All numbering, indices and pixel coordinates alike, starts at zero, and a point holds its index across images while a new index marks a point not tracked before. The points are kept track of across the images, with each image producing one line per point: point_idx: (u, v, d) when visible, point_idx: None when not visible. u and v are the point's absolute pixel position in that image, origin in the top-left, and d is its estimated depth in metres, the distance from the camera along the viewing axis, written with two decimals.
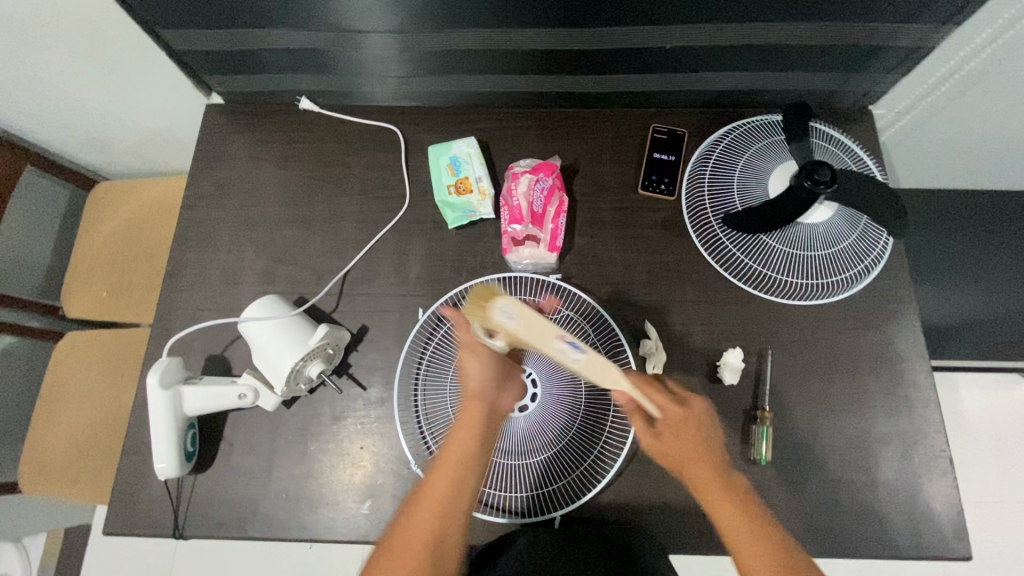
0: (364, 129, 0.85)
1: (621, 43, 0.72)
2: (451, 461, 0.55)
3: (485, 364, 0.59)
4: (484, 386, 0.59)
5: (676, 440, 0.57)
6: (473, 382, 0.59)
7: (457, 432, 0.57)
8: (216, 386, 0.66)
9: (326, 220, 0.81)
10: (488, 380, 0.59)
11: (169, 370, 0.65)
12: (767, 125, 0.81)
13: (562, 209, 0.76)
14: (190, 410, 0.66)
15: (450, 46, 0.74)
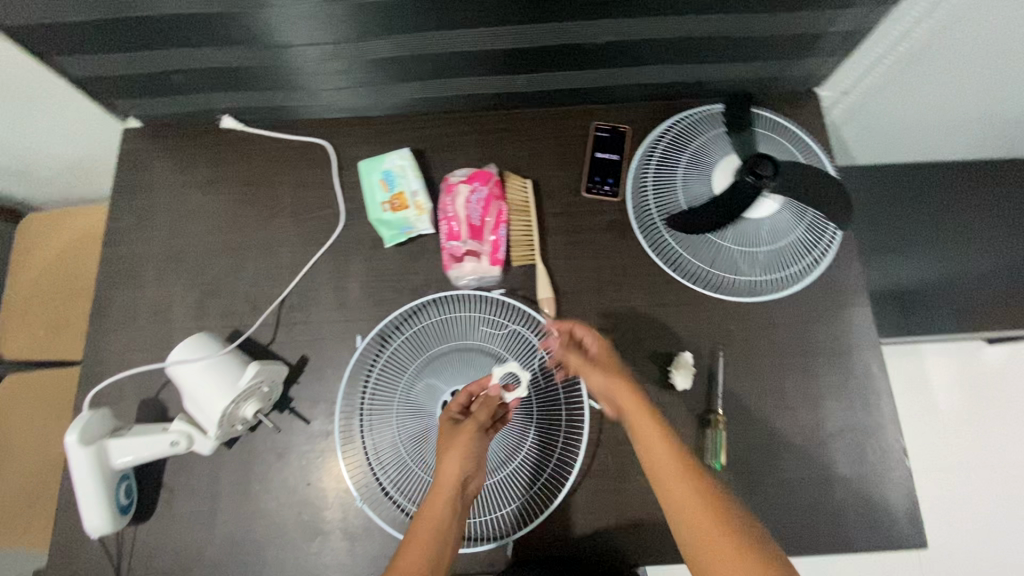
0: (293, 147, 0.81)
1: (548, 42, 0.69)
2: (419, 538, 0.55)
3: (465, 455, 0.58)
4: (468, 468, 0.59)
5: (617, 397, 0.59)
6: (447, 469, 0.58)
7: (426, 510, 0.57)
8: (144, 436, 0.63)
9: (258, 246, 0.77)
10: (464, 463, 0.58)
11: (91, 425, 0.61)
12: (712, 116, 0.78)
13: (502, 218, 0.73)
14: (118, 464, 0.62)
15: (373, 56, 0.70)
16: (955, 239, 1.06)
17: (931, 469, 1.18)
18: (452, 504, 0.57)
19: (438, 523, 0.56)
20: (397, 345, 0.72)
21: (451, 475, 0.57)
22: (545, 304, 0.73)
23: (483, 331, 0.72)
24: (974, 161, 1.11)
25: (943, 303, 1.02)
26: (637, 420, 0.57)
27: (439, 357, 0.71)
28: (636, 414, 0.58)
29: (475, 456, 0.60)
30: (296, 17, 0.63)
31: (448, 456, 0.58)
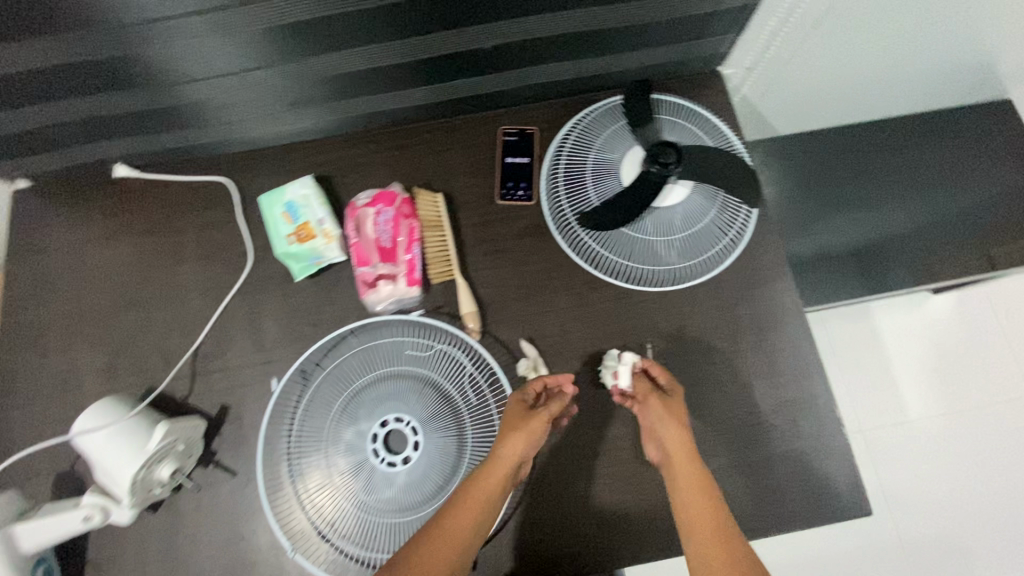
0: (194, 188, 0.78)
1: (433, 52, 0.67)
2: (466, 510, 0.54)
3: (531, 439, 0.58)
4: (530, 448, 0.58)
5: (668, 438, 0.59)
6: (512, 448, 0.57)
7: (479, 484, 0.56)
8: (53, 516, 0.59)
9: (166, 295, 0.74)
10: (529, 446, 0.58)
11: None
12: (619, 106, 0.77)
13: (414, 236, 0.70)
14: (26, 549, 0.59)
15: (257, 85, 0.67)
16: (857, 210, 1.14)
17: (890, 424, 1.19)
18: (502, 486, 0.56)
19: (486, 497, 0.55)
20: (320, 382, 0.69)
21: (509, 455, 0.56)
22: (469, 319, 0.70)
23: (407, 354, 0.69)
24: (876, 122, 1.17)
25: (848, 260, 1.12)
26: (683, 467, 0.57)
27: (365, 387, 0.68)
28: (686, 463, 0.58)
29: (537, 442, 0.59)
30: (164, 54, 0.60)
31: (513, 435, 0.57)
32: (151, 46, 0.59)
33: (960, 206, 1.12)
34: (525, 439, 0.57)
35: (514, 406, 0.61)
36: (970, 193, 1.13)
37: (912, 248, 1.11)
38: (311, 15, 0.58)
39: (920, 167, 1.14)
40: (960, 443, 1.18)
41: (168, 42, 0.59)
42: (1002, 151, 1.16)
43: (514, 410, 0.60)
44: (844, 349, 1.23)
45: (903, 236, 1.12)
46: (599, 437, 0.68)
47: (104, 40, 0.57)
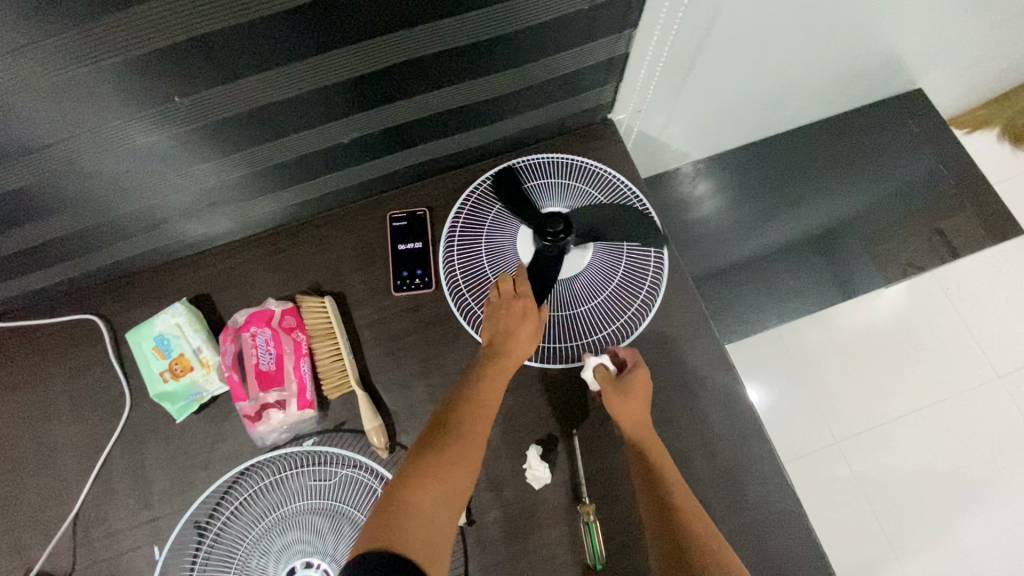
0: (59, 330, 0.71)
1: (292, 155, 0.63)
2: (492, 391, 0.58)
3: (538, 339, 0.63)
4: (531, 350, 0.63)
5: (632, 417, 0.60)
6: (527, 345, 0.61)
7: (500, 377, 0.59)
8: None
9: (37, 457, 0.66)
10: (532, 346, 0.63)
11: None
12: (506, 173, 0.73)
13: (300, 352, 0.64)
14: None
15: (106, 214, 0.62)
16: (773, 216, 1.18)
17: (866, 430, 1.14)
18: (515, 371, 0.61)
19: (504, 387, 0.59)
20: (216, 535, 0.61)
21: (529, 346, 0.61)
22: (373, 433, 0.63)
23: (309, 487, 0.62)
24: (788, 133, 1.17)
25: (768, 274, 1.15)
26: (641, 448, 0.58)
27: (264, 532, 0.61)
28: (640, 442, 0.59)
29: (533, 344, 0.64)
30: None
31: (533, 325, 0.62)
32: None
33: (872, 199, 1.17)
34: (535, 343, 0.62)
35: (523, 308, 0.62)
36: (881, 185, 1.17)
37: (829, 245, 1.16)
38: (138, 140, 0.53)
39: (824, 175, 1.18)
40: (941, 440, 1.13)
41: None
42: (916, 141, 1.17)
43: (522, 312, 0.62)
44: (808, 357, 1.19)
45: (821, 231, 1.17)
46: (532, 543, 0.61)
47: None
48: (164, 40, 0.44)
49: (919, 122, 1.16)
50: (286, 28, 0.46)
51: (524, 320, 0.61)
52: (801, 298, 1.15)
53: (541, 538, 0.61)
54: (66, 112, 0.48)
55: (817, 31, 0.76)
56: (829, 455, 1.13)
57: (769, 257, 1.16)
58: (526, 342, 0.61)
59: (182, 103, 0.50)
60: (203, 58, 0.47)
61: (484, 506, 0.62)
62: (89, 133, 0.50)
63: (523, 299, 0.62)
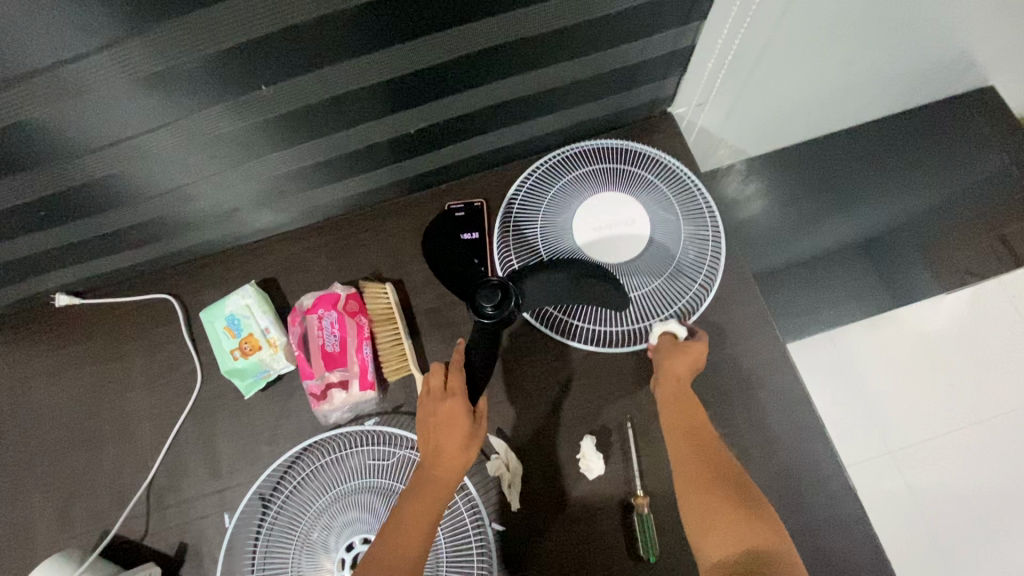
0: (136, 309, 0.75)
1: (362, 145, 0.65)
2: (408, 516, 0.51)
3: (461, 438, 0.55)
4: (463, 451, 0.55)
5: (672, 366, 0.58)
6: (445, 449, 0.54)
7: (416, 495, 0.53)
8: None
9: (117, 427, 0.70)
10: (459, 449, 0.55)
11: None
12: (564, 158, 0.73)
13: (362, 336, 0.66)
14: None
15: (187, 199, 0.65)
16: (826, 217, 1.15)
17: (922, 441, 1.10)
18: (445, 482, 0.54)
19: (422, 504, 0.52)
20: (279, 507, 0.64)
21: (447, 449, 0.54)
22: None
23: (369, 465, 0.64)
24: (846, 131, 1.14)
25: (820, 275, 1.13)
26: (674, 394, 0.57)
27: (325, 506, 0.63)
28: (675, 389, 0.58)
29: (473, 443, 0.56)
30: (82, 185, 0.58)
31: (447, 424, 0.56)
32: (65, 180, 0.56)
33: (931, 201, 1.13)
34: (466, 455, 0.55)
35: (447, 410, 0.56)
36: (944, 188, 1.13)
37: (885, 248, 1.13)
38: (225, 129, 0.56)
39: (884, 173, 1.14)
40: (1004, 455, 1.08)
41: (82, 173, 0.56)
42: (984, 141, 1.12)
43: (448, 414, 0.56)
44: (862, 362, 1.14)
45: (870, 238, 1.13)
46: (585, 532, 0.61)
47: (15, 182, 0.55)
48: (259, 31, 0.46)
49: (987, 121, 1.11)
50: (371, 20, 0.48)
51: (446, 427, 0.55)
52: (851, 301, 1.13)
53: (594, 527, 0.61)
54: (164, 101, 0.51)
55: (887, 26, 0.74)
56: (881, 463, 1.10)
57: (822, 257, 1.13)
58: (455, 453, 0.54)
59: (267, 94, 0.53)
60: (292, 48, 0.49)
61: (537, 493, 0.63)
62: (181, 120, 0.53)
63: (449, 397, 0.57)
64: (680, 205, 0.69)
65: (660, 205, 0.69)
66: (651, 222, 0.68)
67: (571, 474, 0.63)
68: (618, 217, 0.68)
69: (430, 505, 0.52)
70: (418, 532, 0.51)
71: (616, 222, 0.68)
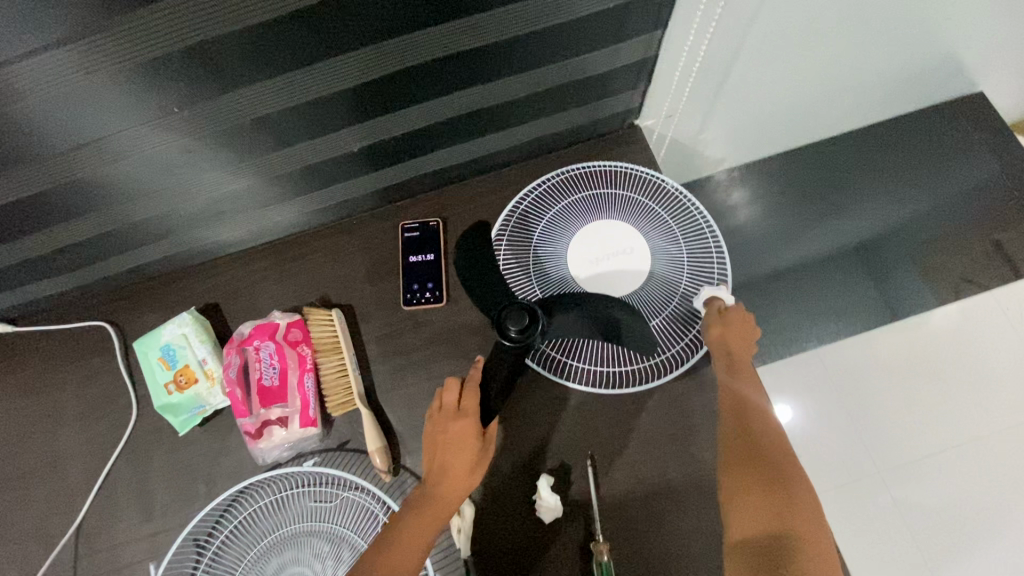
0: (72, 337, 0.71)
1: (303, 163, 0.60)
2: (412, 530, 0.49)
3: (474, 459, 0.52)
4: (473, 473, 0.52)
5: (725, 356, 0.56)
6: (456, 465, 0.52)
7: (421, 508, 0.50)
8: None
9: (47, 464, 0.66)
10: (471, 468, 0.52)
11: None
12: (558, 181, 0.67)
13: (302, 368, 0.62)
14: None
15: (117, 223, 0.61)
16: (811, 227, 1.11)
17: (912, 461, 1.05)
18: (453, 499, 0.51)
19: (428, 520, 0.49)
20: (214, 553, 0.60)
21: (459, 467, 0.52)
22: (375, 455, 0.60)
23: (310, 508, 0.59)
24: (831, 140, 1.10)
25: (805, 289, 1.09)
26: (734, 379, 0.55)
27: (264, 552, 0.59)
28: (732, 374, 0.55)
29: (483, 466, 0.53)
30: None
31: (462, 441, 0.53)
32: None
33: (921, 211, 1.08)
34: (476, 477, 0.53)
35: (461, 428, 0.53)
36: (934, 197, 1.08)
37: (875, 258, 1.09)
38: (144, 150, 0.52)
39: (870, 182, 1.10)
40: (998, 475, 1.03)
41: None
42: (975, 149, 1.07)
43: (461, 434, 0.53)
44: (849, 378, 1.10)
45: (861, 246, 1.09)
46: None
47: None
48: (161, 50, 0.42)
49: (978, 128, 1.07)
50: (288, 36, 0.44)
51: (460, 445, 0.52)
52: (837, 316, 1.09)
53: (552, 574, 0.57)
54: (70, 124, 0.47)
55: (870, 31, 0.70)
56: (870, 483, 1.05)
57: (809, 272, 1.09)
58: (463, 476, 0.52)
59: (183, 113, 0.49)
60: (204, 65, 0.45)
61: (490, 536, 0.58)
62: (93, 141, 0.49)
63: (467, 416, 0.54)
64: (680, 228, 0.64)
65: (660, 233, 0.64)
66: (651, 251, 0.63)
67: (527, 515, 0.59)
68: (615, 247, 0.64)
69: (433, 524, 0.50)
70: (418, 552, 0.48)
71: (613, 252, 0.64)
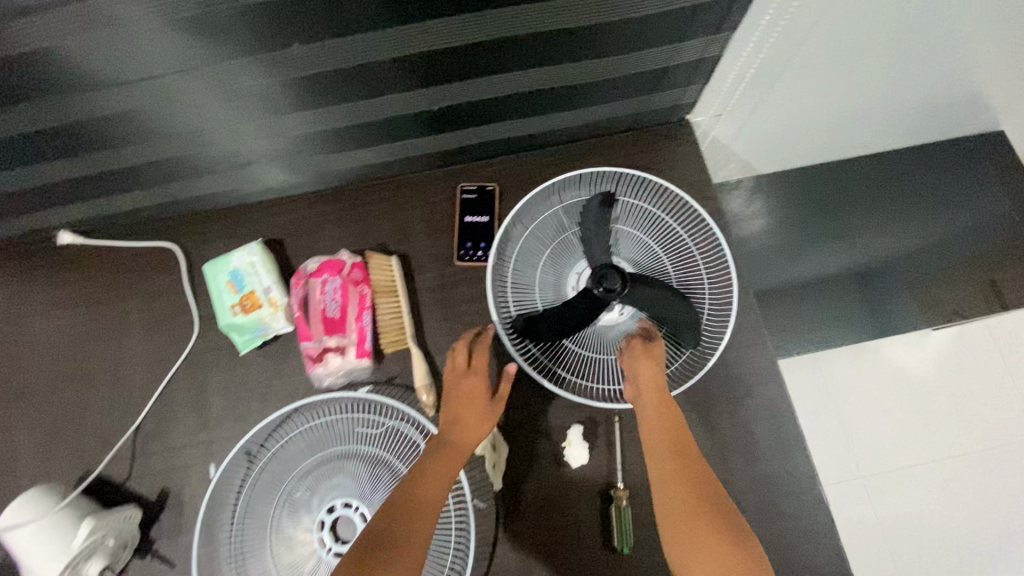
0: (137, 254, 0.75)
1: (385, 115, 0.65)
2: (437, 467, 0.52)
3: (474, 413, 0.57)
4: (472, 425, 0.56)
5: (653, 385, 0.57)
6: (471, 418, 0.57)
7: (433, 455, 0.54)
8: (43, 543, 0.56)
9: (110, 369, 0.71)
10: (472, 424, 0.56)
11: (37, 497, 0.59)
12: (657, 189, 0.71)
13: (363, 305, 0.67)
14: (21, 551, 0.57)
15: (203, 150, 0.65)
16: (826, 245, 1.16)
17: (892, 469, 1.12)
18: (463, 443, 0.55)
19: (447, 457, 0.54)
20: (264, 464, 0.65)
21: (471, 415, 0.57)
22: (422, 392, 0.66)
23: (357, 433, 0.64)
24: (855, 158, 1.15)
25: (815, 292, 1.15)
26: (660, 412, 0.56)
27: (313, 468, 0.64)
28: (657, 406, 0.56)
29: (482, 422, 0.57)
30: (99, 121, 0.57)
31: (470, 400, 0.58)
32: (82, 115, 0.56)
33: (930, 235, 1.15)
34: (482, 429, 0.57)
35: (471, 393, 0.58)
36: (940, 230, 1.15)
37: (872, 282, 1.14)
38: (251, 84, 0.56)
39: (884, 203, 1.16)
40: (965, 491, 1.11)
41: (105, 111, 0.56)
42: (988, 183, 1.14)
43: (472, 388, 0.59)
44: (841, 387, 1.16)
45: (859, 270, 1.15)
46: (562, 519, 0.63)
47: (33, 111, 0.54)
48: None
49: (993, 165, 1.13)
50: None
51: (470, 402, 0.57)
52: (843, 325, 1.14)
53: (574, 514, 0.63)
54: (194, 51, 0.51)
55: (912, 58, 0.76)
56: (850, 483, 1.12)
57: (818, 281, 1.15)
58: (471, 425, 0.56)
59: (298, 53, 0.53)
60: (326, 11, 0.49)
61: (521, 475, 0.64)
62: (209, 68, 0.53)
63: (470, 381, 0.59)
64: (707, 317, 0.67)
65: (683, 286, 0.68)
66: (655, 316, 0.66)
67: (556, 459, 0.64)
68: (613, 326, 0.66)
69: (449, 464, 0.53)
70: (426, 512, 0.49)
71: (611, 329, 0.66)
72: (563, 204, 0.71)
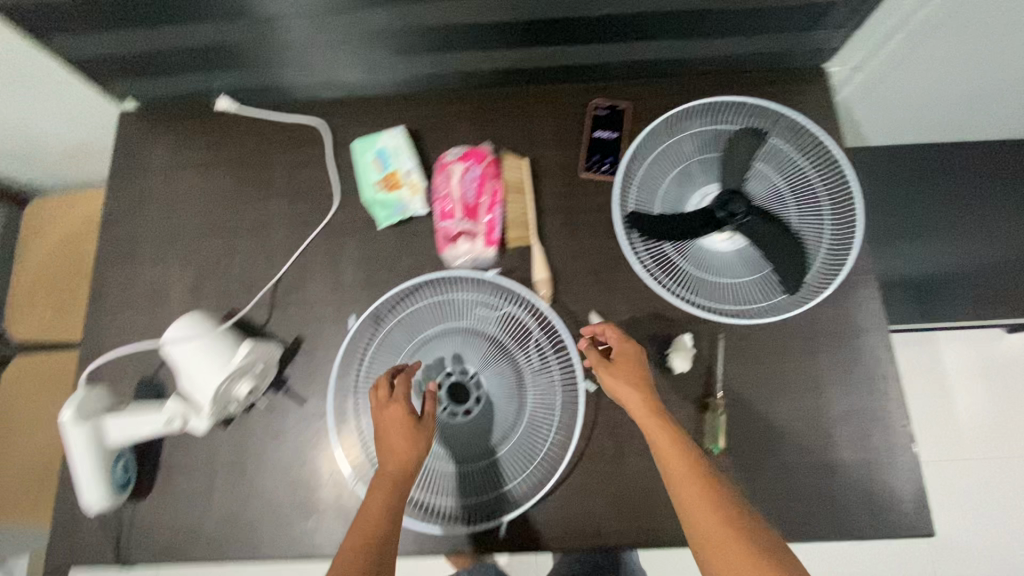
0: (286, 127, 0.81)
1: (548, 17, 0.68)
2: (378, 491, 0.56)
3: (400, 435, 0.57)
4: (401, 451, 0.57)
5: (639, 407, 0.58)
6: (398, 443, 0.57)
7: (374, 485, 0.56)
8: (206, 358, 0.64)
9: (255, 227, 0.77)
10: (398, 449, 0.57)
11: (197, 321, 0.66)
12: (804, 133, 0.73)
13: (496, 199, 0.72)
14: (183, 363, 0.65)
15: (373, 29, 0.69)
16: None
17: (950, 460, 1.12)
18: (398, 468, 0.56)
19: (386, 480, 0.56)
20: (391, 326, 0.71)
21: (395, 442, 0.57)
22: (540, 285, 0.71)
23: (478, 311, 0.70)
24: None
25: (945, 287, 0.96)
26: (653, 428, 0.56)
27: (435, 336, 0.70)
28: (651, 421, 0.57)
29: (411, 442, 0.57)
30: None
31: (396, 425, 0.58)
32: None
33: None
34: (412, 450, 0.57)
35: (392, 417, 0.58)
36: None
37: (925, 295, 0.97)
38: None
39: None
40: (1018, 492, 1.11)
41: None
42: None
43: (393, 415, 0.58)
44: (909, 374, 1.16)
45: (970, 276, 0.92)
46: None
47: None
48: None
49: None
50: None
51: (393, 428, 0.58)
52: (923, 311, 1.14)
53: (671, 413, 0.68)
54: None
55: None
56: None
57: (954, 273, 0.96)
58: (399, 450, 0.57)
59: None
60: None
61: None
62: None
63: (390, 405, 0.59)
64: (819, 266, 0.69)
65: (803, 228, 0.71)
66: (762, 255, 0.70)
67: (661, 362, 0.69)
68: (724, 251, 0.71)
69: (388, 490, 0.56)
70: (379, 533, 0.53)
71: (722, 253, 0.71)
72: (710, 128, 0.74)
